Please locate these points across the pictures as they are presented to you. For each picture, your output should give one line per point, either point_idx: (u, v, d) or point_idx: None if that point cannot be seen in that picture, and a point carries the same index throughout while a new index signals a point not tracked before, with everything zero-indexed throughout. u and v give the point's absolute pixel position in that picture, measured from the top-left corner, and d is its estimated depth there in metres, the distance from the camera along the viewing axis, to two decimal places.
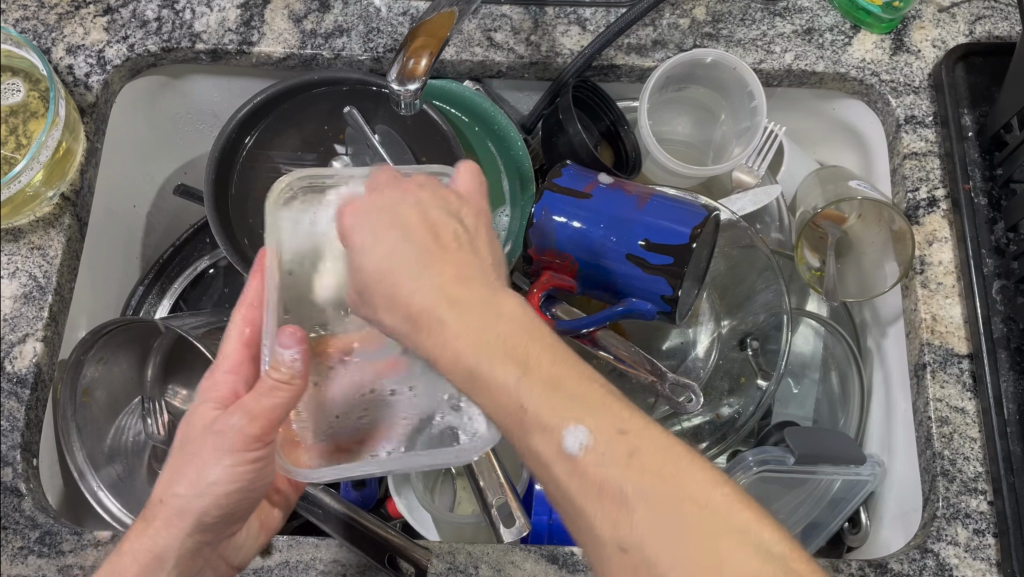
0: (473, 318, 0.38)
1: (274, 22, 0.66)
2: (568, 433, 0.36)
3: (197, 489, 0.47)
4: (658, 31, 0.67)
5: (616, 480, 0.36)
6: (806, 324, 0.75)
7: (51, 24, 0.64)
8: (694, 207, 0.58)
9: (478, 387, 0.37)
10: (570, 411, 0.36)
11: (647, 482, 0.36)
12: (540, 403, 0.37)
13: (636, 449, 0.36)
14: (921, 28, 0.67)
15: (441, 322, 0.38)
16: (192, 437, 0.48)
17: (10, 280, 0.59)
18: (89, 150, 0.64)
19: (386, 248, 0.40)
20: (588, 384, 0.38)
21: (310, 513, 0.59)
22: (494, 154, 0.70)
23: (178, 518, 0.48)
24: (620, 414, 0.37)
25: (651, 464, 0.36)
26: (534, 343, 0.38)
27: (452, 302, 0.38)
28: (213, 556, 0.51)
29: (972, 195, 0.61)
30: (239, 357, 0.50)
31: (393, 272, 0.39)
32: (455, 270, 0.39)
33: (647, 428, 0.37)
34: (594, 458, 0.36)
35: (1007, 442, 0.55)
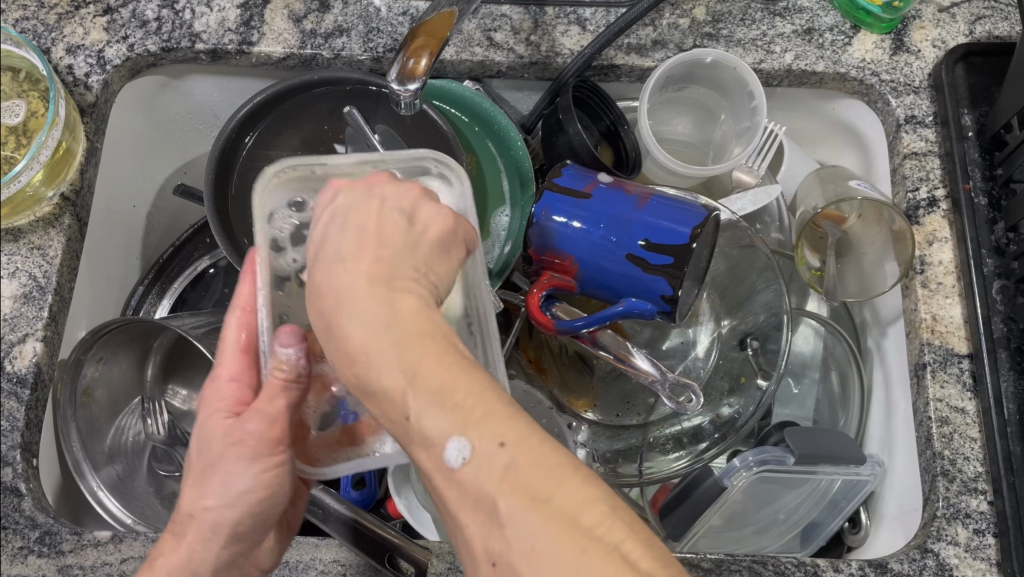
0: (377, 316, 0.38)
1: (274, 22, 0.66)
2: (449, 444, 0.35)
3: (228, 497, 0.47)
4: (658, 31, 0.67)
5: (491, 491, 0.34)
6: (806, 324, 0.75)
7: (51, 24, 0.64)
8: (694, 207, 0.58)
9: (370, 388, 0.38)
10: (453, 420, 0.35)
11: (519, 498, 0.33)
12: (422, 409, 0.36)
13: (512, 464, 0.34)
14: (921, 28, 0.67)
15: (347, 320, 0.39)
16: (213, 450, 0.47)
17: (10, 280, 0.59)
18: (89, 150, 0.64)
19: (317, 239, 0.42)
20: (479, 394, 0.36)
21: (308, 514, 0.58)
22: (494, 153, 0.70)
23: (210, 531, 0.48)
24: (509, 423, 0.35)
25: (529, 482, 0.33)
26: (423, 345, 0.37)
27: (360, 299, 0.39)
28: (246, 565, 0.51)
29: (972, 195, 0.61)
30: (239, 365, 0.49)
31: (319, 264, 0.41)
32: (380, 272, 0.40)
33: (533, 441, 0.35)
34: (469, 469, 0.34)
35: (1007, 442, 0.55)
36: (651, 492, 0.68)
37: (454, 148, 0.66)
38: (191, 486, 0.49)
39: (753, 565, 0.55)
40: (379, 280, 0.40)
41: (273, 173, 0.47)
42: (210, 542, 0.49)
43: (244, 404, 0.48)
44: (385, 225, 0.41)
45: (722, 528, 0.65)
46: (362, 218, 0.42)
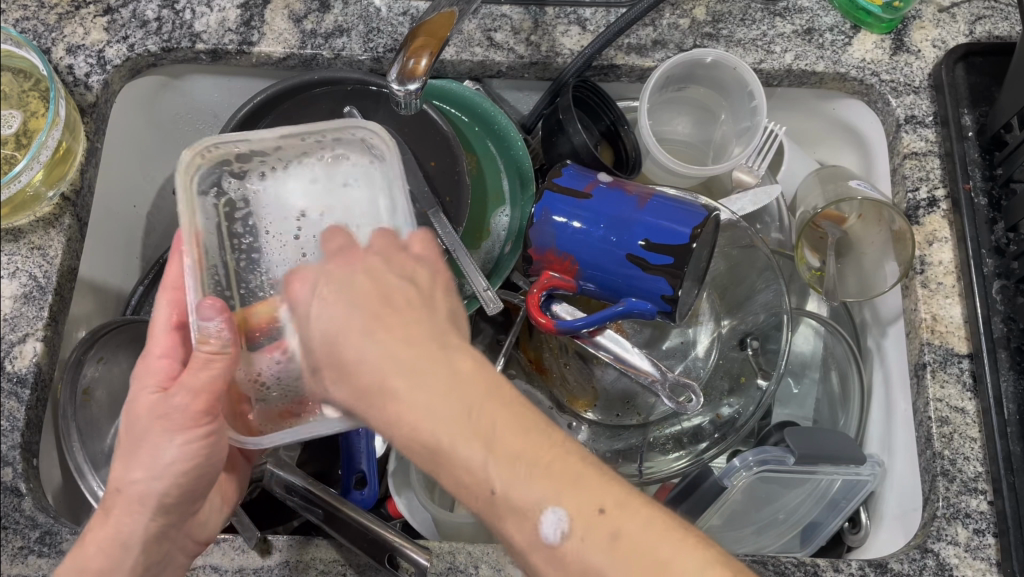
0: (431, 400, 0.38)
1: (274, 22, 0.66)
2: (546, 516, 0.37)
3: (153, 471, 0.47)
4: (658, 31, 0.67)
5: (598, 562, 0.36)
6: (806, 324, 0.75)
7: (51, 24, 0.64)
8: (694, 207, 0.58)
9: (442, 472, 0.38)
10: (553, 496, 0.37)
11: (628, 563, 0.36)
12: (510, 485, 0.37)
13: (617, 531, 0.37)
14: (921, 28, 0.67)
15: (399, 401, 0.38)
16: (138, 422, 0.47)
17: (10, 280, 0.59)
18: (89, 150, 0.64)
19: (336, 315, 0.41)
20: (564, 459, 0.38)
21: (309, 513, 0.59)
22: (494, 153, 0.70)
23: (139, 502, 0.48)
24: (599, 490, 0.37)
25: (636, 544, 0.36)
26: (489, 413, 0.38)
27: (405, 383, 0.38)
28: (180, 537, 0.51)
29: (972, 195, 0.61)
30: (171, 341, 0.50)
31: (340, 339, 0.40)
32: (410, 340, 0.40)
33: (627, 502, 0.37)
34: (572, 543, 0.36)
35: (1007, 442, 0.55)
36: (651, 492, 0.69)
37: (454, 147, 0.67)
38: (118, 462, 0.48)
39: (752, 564, 0.55)
40: (417, 351, 0.39)
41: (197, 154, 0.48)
42: (139, 513, 0.48)
43: (173, 378, 0.48)
44: (399, 292, 0.42)
45: (722, 529, 0.65)
46: (371, 294, 0.41)
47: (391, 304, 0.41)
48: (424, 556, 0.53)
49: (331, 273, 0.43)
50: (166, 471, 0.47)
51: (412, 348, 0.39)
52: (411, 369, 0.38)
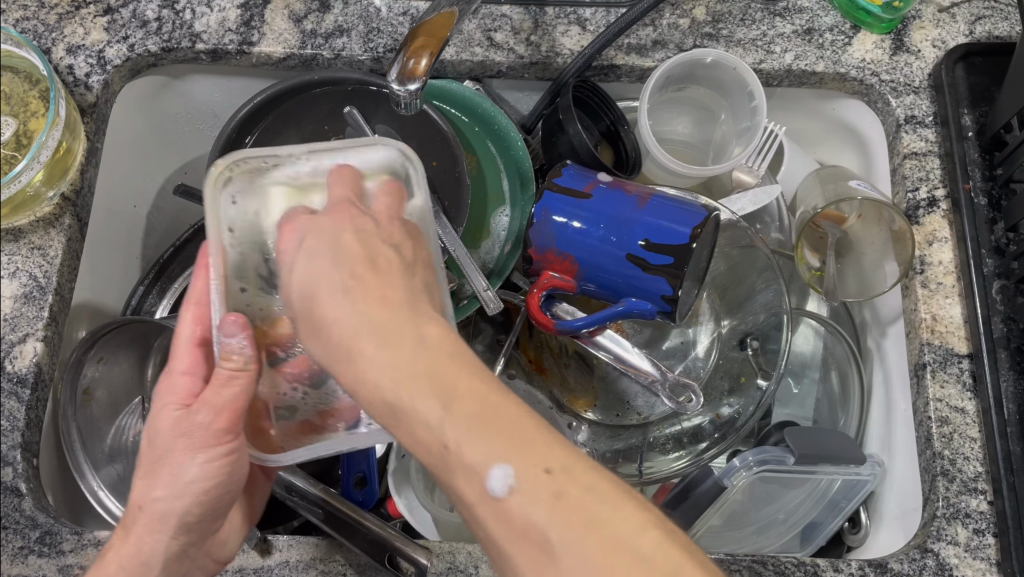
0: (397, 350, 0.37)
1: (275, 22, 0.66)
2: (493, 474, 0.35)
3: (176, 491, 0.48)
4: (658, 31, 0.67)
5: (540, 520, 0.34)
6: (806, 324, 0.75)
7: (52, 24, 0.64)
8: (693, 207, 0.58)
9: (395, 423, 0.37)
10: (496, 448, 0.35)
11: (575, 529, 0.34)
12: (464, 439, 0.35)
13: (563, 492, 0.34)
14: (921, 28, 0.68)
15: (367, 351, 0.37)
16: (162, 440, 0.48)
17: (10, 280, 0.59)
18: (89, 150, 0.64)
19: (311, 267, 0.40)
20: (523, 422, 0.36)
21: (309, 513, 0.58)
22: (494, 153, 0.71)
23: (161, 523, 0.48)
24: (548, 447, 0.36)
25: (582, 510, 0.34)
26: (453, 373, 0.36)
27: (366, 335, 0.37)
28: (200, 556, 0.51)
29: (972, 195, 0.61)
30: (193, 358, 0.49)
31: (316, 293, 0.39)
32: (383, 296, 0.39)
33: (578, 466, 0.35)
34: (517, 499, 0.34)
35: (1007, 442, 0.55)
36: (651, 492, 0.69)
37: (453, 147, 0.66)
38: (141, 480, 0.49)
39: (753, 564, 0.55)
40: (387, 305, 0.38)
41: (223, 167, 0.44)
42: (159, 535, 0.48)
43: (194, 396, 0.48)
44: (380, 257, 0.40)
45: (723, 528, 0.65)
46: (352, 250, 0.40)
47: (371, 259, 0.40)
48: (424, 556, 0.53)
49: (313, 231, 0.41)
50: (186, 494, 0.48)
51: (379, 298, 0.38)
52: (381, 323, 0.38)
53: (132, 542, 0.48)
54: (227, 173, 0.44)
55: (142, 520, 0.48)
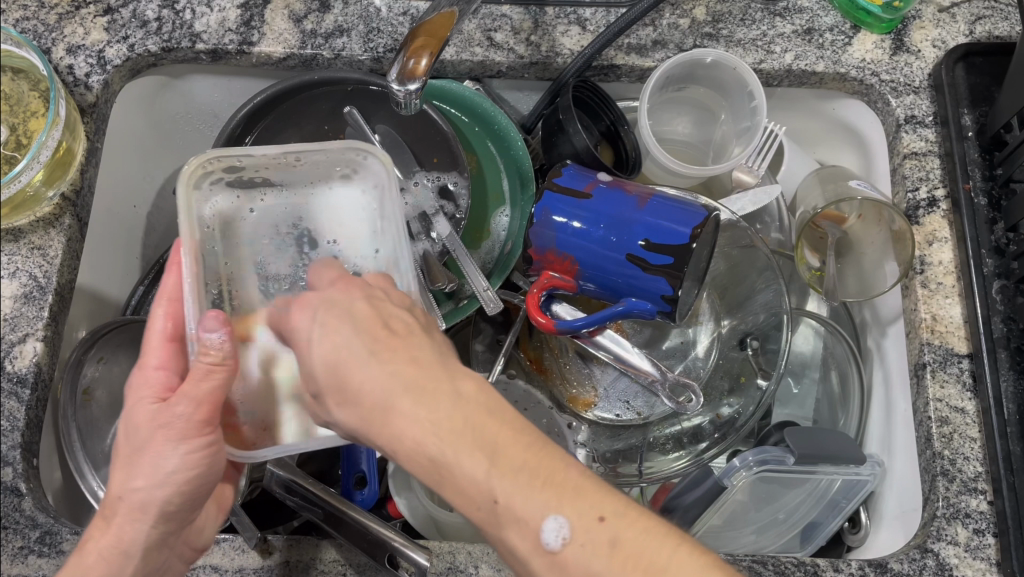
0: (438, 418, 0.38)
1: (274, 22, 0.66)
2: (547, 526, 0.37)
3: (154, 481, 0.46)
4: (658, 31, 0.67)
5: (596, 568, 0.37)
6: (806, 324, 0.75)
7: (51, 24, 0.64)
8: (693, 207, 0.58)
9: (441, 487, 0.38)
10: (549, 498, 0.37)
11: (631, 572, 0.36)
12: (514, 495, 0.37)
13: (616, 538, 0.37)
14: (921, 28, 0.67)
15: (403, 418, 0.38)
16: (139, 432, 0.46)
17: (10, 280, 0.59)
18: (89, 150, 0.64)
19: (335, 336, 0.41)
20: (564, 471, 0.38)
21: (309, 512, 0.59)
22: (494, 153, 0.71)
23: (141, 511, 0.47)
24: (599, 495, 0.38)
25: (636, 554, 0.37)
26: (491, 431, 0.38)
27: (402, 401, 0.39)
28: (177, 545, 0.51)
29: (972, 195, 0.61)
30: (166, 352, 0.48)
31: (341, 365, 0.40)
32: (409, 361, 0.40)
33: (623, 510, 0.38)
34: (573, 548, 0.37)
35: (1007, 442, 0.55)
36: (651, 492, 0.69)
37: (454, 148, 0.67)
38: (120, 467, 0.48)
39: (752, 565, 0.55)
40: (412, 369, 0.40)
41: (195, 166, 0.49)
42: (141, 522, 0.47)
43: (170, 390, 0.48)
44: (397, 321, 0.42)
45: (723, 529, 0.65)
46: (365, 323, 0.41)
47: (382, 323, 0.41)
48: (424, 556, 0.53)
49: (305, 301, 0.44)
50: (166, 481, 0.46)
51: (401, 371, 0.40)
52: (413, 387, 0.39)
53: (115, 530, 0.48)
54: (200, 169, 0.49)
55: (122, 510, 0.47)
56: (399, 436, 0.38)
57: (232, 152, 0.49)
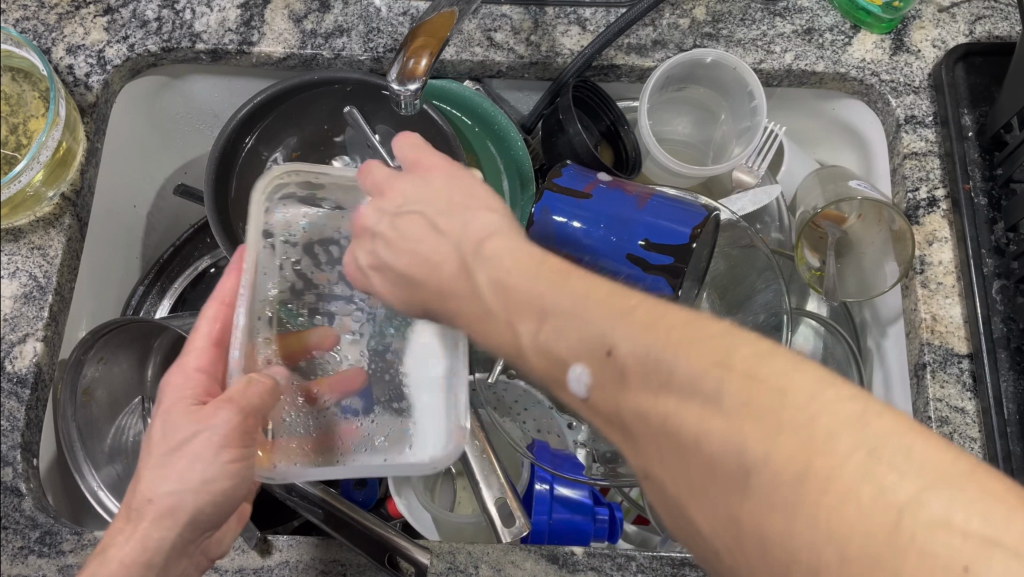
0: (484, 279, 0.43)
1: (274, 22, 0.66)
2: (572, 369, 0.38)
3: (190, 485, 0.46)
4: (658, 31, 0.67)
5: (634, 350, 0.35)
6: (806, 324, 0.75)
7: (51, 24, 0.64)
8: (693, 207, 0.58)
9: (500, 339, 0.42)
10: (634, 333, 0.35)
11: (653, 337, 0.34)
12: (546, 342, 0.39)
13: (654, 322, 0.35)
14: (921, 28, 0.68)
15: (449, 307, 0.46)
16: (179, 430, 0.47)
17: (10, 280, 0.59)
18: (89, 150, 0.64)
19: (386, 256, 0.49)
20: (603, 305, 0.37)
21: (309, 513, 0.58)
22: (494, 153, 0.71)
23: (171, 516, 0.46)
24: (723, 344, 0.33)
25: (664, 331, 0.34)
26: (521, 286, 0.40)
27: (465, 277, 0.44)
28: (196, 552, 0.50)
29: (972, 195, 0.61)
30: (208, 355, 0.51)
31: (396, 277, 0.48)
32: (440, 255, 0.45)
33: (666, 321, 0.35)
34: (598, 387, 0.37)
35: (1007, 442, 0.55)
36: None
37: (454, 148, 0.66)
38: (152, 468, 0.47)
39: None
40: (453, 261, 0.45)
41: (279, 173, 0.49)
42: (170, 528, 0.46)
43: (209, 393, 0.50)
44: (424, 223, 0.47)
45: None
46: (413, 235, 0.47)
47: (430, 221, 0.47)
48: (425, 556, 0.54)
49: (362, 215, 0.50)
50: (203, 487, 0.46)
51: (444, 258, 0.45)
52: (461, 266, 0.44)
53: (141, 535, 0.46)
54: (281, 178, 0.49)
55: (151, 515, 0.46)
56: (468, 311, 0.44)
57: (317, 170, 0.49)
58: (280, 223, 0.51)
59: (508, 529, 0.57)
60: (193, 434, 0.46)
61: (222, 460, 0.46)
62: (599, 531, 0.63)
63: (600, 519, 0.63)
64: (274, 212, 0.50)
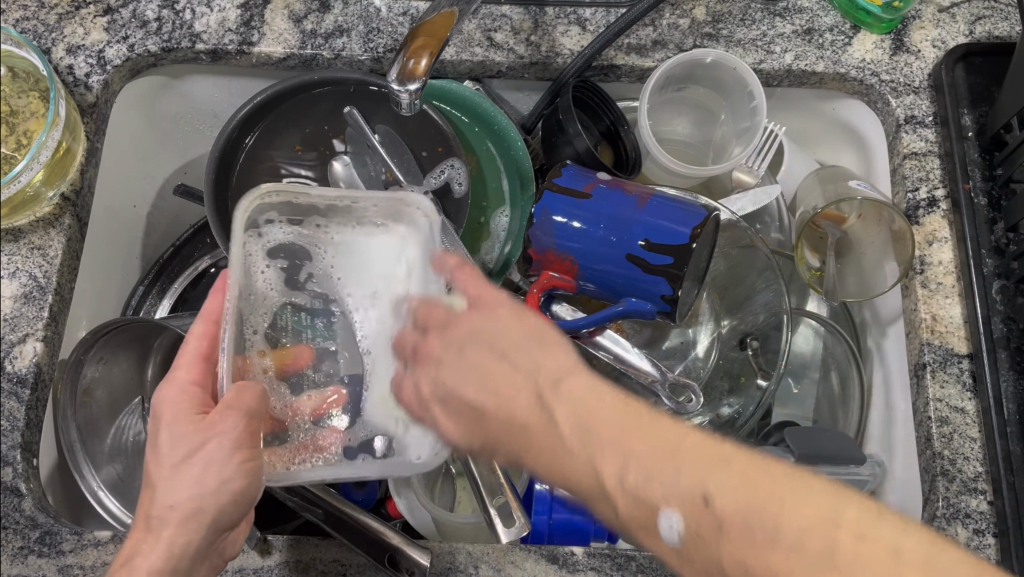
0: (563, 414, 0.43)
1: (274, 22, 0.66)
2: (662, 521, 0.38)
3: (210, 488, 0.47)
4: (658, 31, 0.67)
5: (707, 485, 0.37)
6: (806, 324, 0.75)
7: (51, 24, 0.64)
8: (693, 207, 0.58)
9: (580, 476, 0.41)
10: (715, 481, 0.37)
11: (717, 472, 0.37)
12: (616, 473, 0.40)
13: (727, 462, 0.37)
14: (921, 28, 0.68)
15: (506, 420, 0.45)
16: (190, 443, 0.47)
17: (10, 280, 0.59)
18: (89, 150, 0.64)
19: (453, 359, 0.49)
20: (654, 430, 0.40)
21: (309, 513, 0.58)
22: (494, 153, 0.71)
23: (194, 520, 0.47)
24: (765, 480, 0.36)
25: (733, 495, 0.36)
26: (597, 413, 0.42)
27: (540, 400, 0.44)
28: (213, 553, 0.50)
29: (972, 195, 0.61)
30: (198, 370, 0.51)
31: (448, 389, 0.48)
32: (518, 374, 0.46)
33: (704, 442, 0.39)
34: (691, 538, 0.37)
35: (1007, 442, 0.55)
36: None
37: (454, 147, 0.67)
38: (168, 477, 0.47)
39: None
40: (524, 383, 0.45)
41: (260, 193, 0.50)
42: (193, 533, 0.47)
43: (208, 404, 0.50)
44: (490, 333, 0.48)
45: None
46: (480, 353, 0.48)
47: (495, 343, 0.48)
48: (425, 556, 0.54)
49: (409, 336, 0.51)
50: (221, 489, 0.47)
51: (523, 389, 0.46)
52: (540, 394, 0.45)
53: (166, 542, 0.47)
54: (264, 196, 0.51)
55: (173, 523, 0.47)
56: (546, 448, 0.43)
57: (298, 189, 0.51)
58: (274, 242, 0.52)
59: (507, 529, 0.55)
60: (203, 440, 0.47)
61: (234, 462, 0.47)
62: (599, 531, 0.62)
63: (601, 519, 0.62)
64: (267, 234, 0.52)
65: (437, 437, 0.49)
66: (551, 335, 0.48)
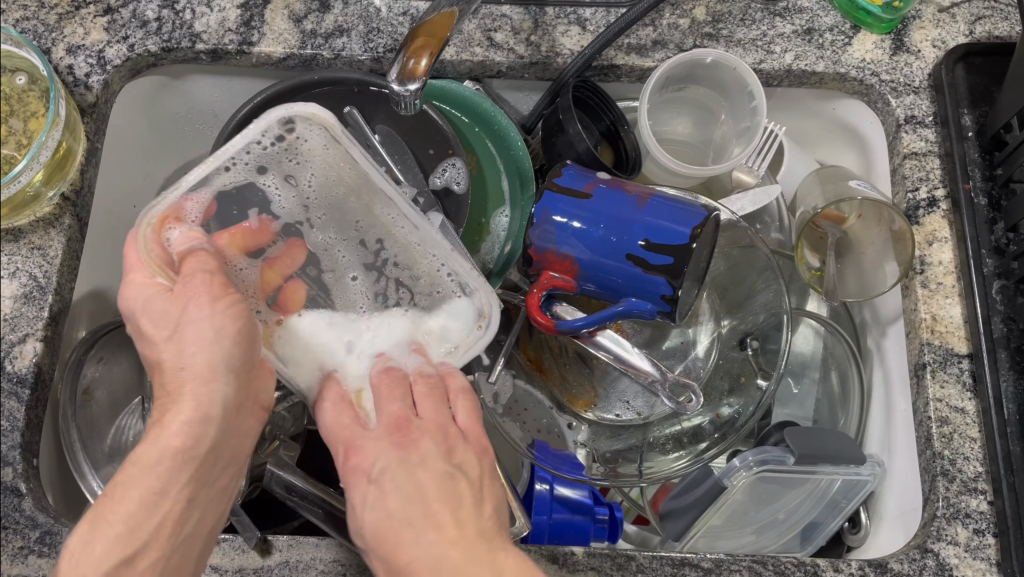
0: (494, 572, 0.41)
1: (274, 22, 0.66)
2: None
3: (204, 338, 0.45)
4: (658, 31, 0.67)
5: None
6: (806, 324, 0.75)
7: (51, 24, 0.64)
8: (693, 206, 0.58)
9: None
10: None
11: None
12: None
13: None
14: (921, 28, 0.68)
15: (423, 546, 0.42)
16: (172, 308, 0.46)
17: (10, 280, 0.59)
18: (89, 150, 0.64)
19: (392, 478, 0.45)
20: None
21: (310, 513, 0.60)
22: (494, 154, 0.71)
23: (209, 373, 0.45)
24: None
25: None
26: None
27: (462, 542, 0.42)
28: (251, 403, 0.49)
29: (972, 195, 0.61)
30: (140, 264, 0.47)
31: (387, 518, 0.44)
32: (455, 511, 0.43)
33: None
34: None
35: (1007, 442, 0.55)
36: (651, 492, 0.71)
37: (454, 146, 0.68)
38: (165, 346, 0.46)
39: (753, 564, 0.55)
40: (462, 535, 0.42)
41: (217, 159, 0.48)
42: (214, 385, 0.46)
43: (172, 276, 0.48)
44: (449, 474, 0.45)
45: (722, 528, 0.66)
46: (430, 481, 0.44)
47: (456, 489, 0.45)
48: None
49: (396, 391, 0.48)
50: (220, 338, 0.46)
51: (464, 514, 0.44)
52: (478, 538, 0.43)
53: (189, 399, 0.45)
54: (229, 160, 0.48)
55: (187, 382, 0.45)
56: None
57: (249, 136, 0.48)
58: (232, 184, 0.49)
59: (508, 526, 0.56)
60: (183, 304, 0.46)
61: (222, 306, 0.46)
62: (599, 531, 0.63)
63: (600, 519, 0.62)
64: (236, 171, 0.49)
65: (357, 503, 0.45)
66: (503, 523, 0.45)
